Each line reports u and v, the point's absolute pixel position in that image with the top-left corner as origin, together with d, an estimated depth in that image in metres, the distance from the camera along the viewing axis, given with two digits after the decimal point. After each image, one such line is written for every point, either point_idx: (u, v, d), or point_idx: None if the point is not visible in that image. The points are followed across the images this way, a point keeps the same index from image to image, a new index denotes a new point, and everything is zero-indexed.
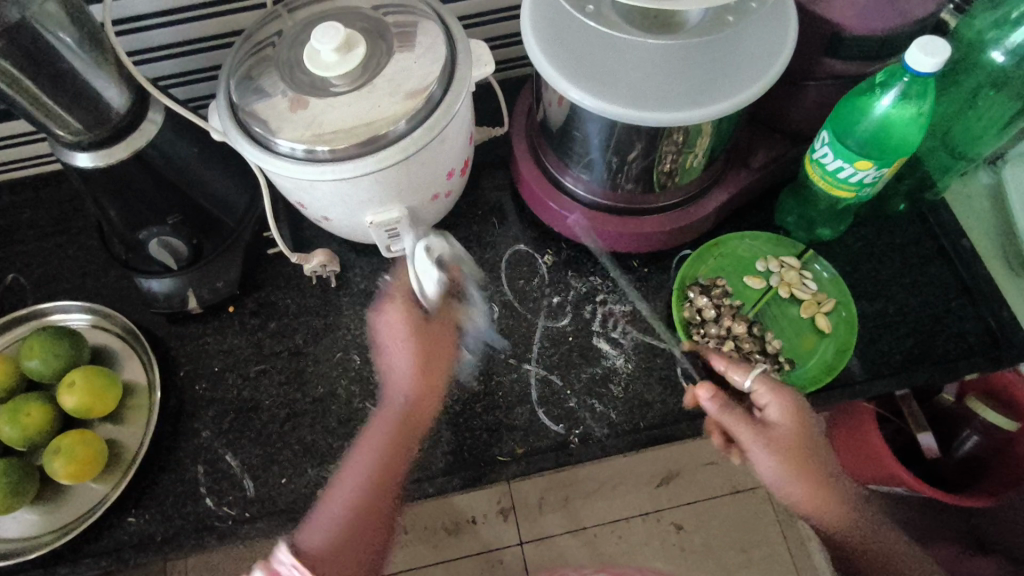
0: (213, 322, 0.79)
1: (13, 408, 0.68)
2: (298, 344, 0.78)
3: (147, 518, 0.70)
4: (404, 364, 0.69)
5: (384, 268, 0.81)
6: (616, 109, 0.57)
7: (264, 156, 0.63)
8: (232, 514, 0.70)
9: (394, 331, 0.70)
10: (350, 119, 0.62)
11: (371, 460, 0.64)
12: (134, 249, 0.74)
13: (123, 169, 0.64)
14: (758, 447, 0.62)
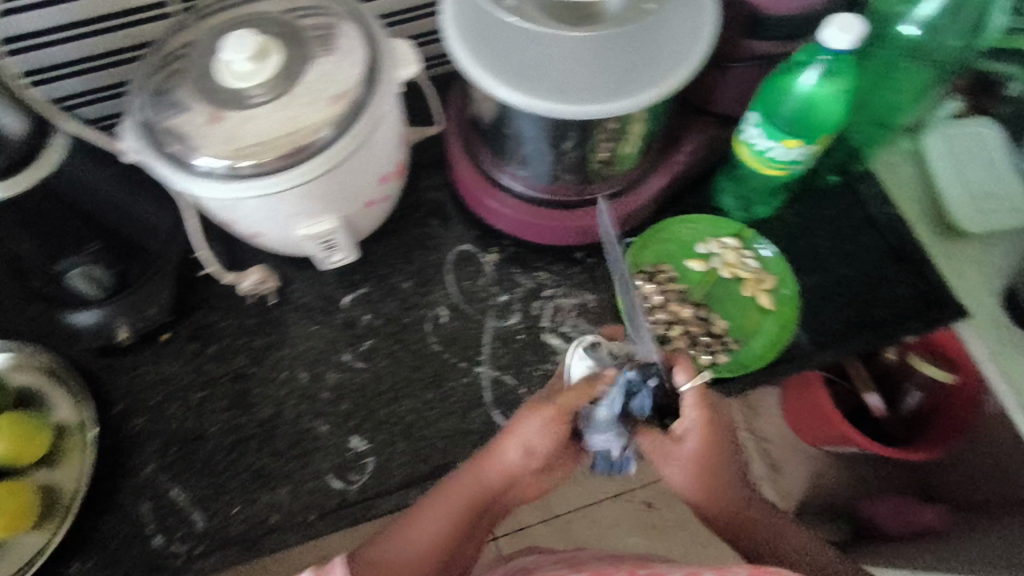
0: (148, 351, 0.75)
1: None
2: (241, 366, 0.75)
3: (91, 564, 0.67)
4: (511, 449, 0.57)
5: (325, 280, 0.79)
6: (544, 104, 0.57)
7: (182, 175, 0.60)
8: (183, 550, 0.68)
9: (559, 424, 0.55)
10: (272, 130, 0.60)
11: (434, 532, 0.59)
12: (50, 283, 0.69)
13: (27, 203, 0.60)
14: (671, 463, 0.60)
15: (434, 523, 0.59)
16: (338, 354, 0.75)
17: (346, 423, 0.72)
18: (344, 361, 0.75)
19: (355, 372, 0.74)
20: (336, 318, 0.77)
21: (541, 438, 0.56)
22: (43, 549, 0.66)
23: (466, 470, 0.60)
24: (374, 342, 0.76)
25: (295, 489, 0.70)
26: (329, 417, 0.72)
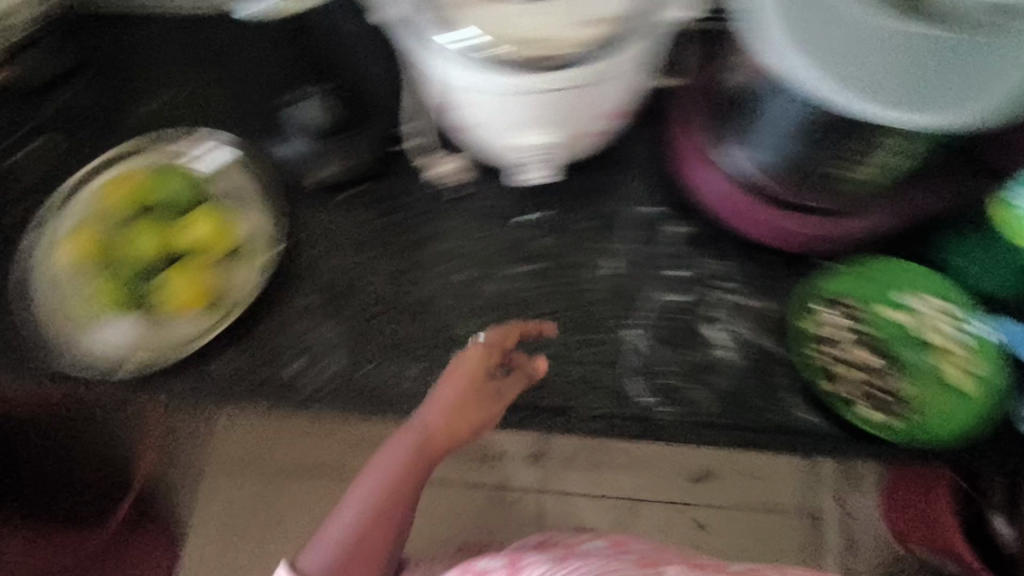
0: (333, 198, 0.79)
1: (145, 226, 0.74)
2: (410, 243, 0.78)
3: (229, 368, 0.73)
4: (416, 422, 0.69)
5: (510, 192, 0.79)
6: (819, 83, 0.53)
7: (432, 45, 0.62)
8: (313, 385, 0.73)
9: (460, 395, 0.68)
10: (529, 33, 0.60)
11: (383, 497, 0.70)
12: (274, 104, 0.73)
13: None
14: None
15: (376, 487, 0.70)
16: (500, 266, 0.76)
17: (488, 332, 0.74)
18: (504, 274, 0.76)
19: (505, 288, 0.75)
20: (509, 232, 0.77)
21: (449, 394, 0.68)
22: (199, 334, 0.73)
23: (395, 443, 0.70)
24: (538, 267, 0.76)
25: (424, 371, 0.73)
26: (475, 319, 0.74)
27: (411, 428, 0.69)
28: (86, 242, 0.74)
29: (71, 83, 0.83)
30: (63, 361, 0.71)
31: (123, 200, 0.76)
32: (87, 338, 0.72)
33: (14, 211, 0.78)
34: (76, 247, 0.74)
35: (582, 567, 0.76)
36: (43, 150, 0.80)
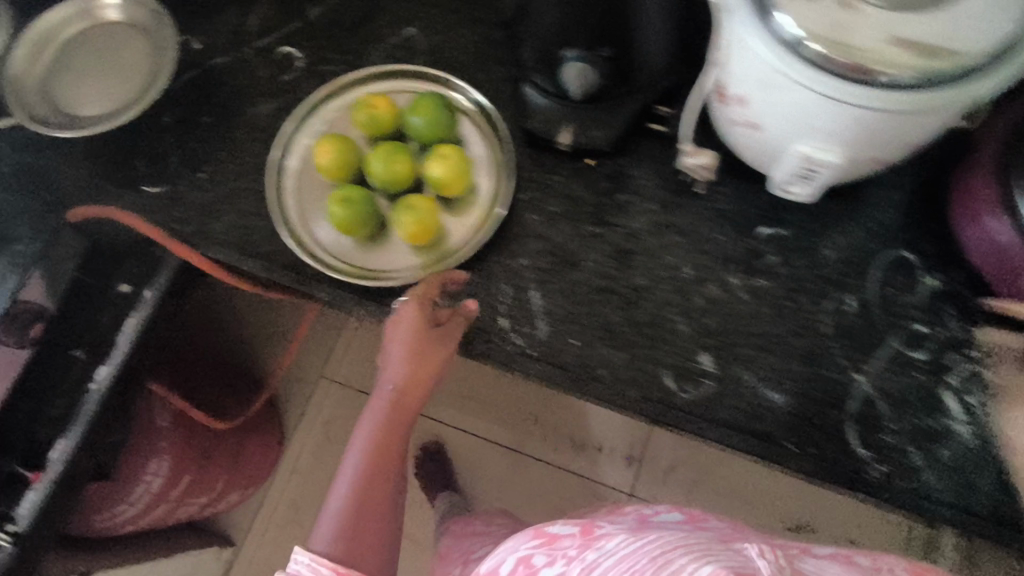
0: (570, 164, 0.79)
1: (390, 151, 0.74)
2: (637, 228, 0.76)
3: (447, 305, 0.74)
4: (387, 375, 0.74)
5: (753, 199, 0.75)
6: None
7: (754, 34, 0.58)
8: (519, 346, 0.72)
9: (419, 339, 0.71)
10: (869, 39, 0.54)
11: (372, 456, 0.73)
12: (543, 61, 0.73)
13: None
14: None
15: (372, 446, 0.73)
16: (728, 274, 0.73)
17: (705, 338, 0.70)
18: (731, 283, 0.72)
19: (736, 299, 0.72)
20: (744, 241, 0.74)
21: (404, 335, 0.71)
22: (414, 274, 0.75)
23: (377, 408, 0.74)
24: (768, 285, 0.72)
25: (631, 359, 0.71)
26: (693, 321, 0.71)
27: (390, 388, 0.74)
28: (337, 148, 0.74)
29: (354, 9, 0.88)
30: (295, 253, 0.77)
31: (385, 125, 0.77)
32: (320, 238, 0.77)
33: (283, 111, 0.84)
34: (326, 150, 0.74)
35: (663, 539, 0.50)
36: (316, 62, 0.86)
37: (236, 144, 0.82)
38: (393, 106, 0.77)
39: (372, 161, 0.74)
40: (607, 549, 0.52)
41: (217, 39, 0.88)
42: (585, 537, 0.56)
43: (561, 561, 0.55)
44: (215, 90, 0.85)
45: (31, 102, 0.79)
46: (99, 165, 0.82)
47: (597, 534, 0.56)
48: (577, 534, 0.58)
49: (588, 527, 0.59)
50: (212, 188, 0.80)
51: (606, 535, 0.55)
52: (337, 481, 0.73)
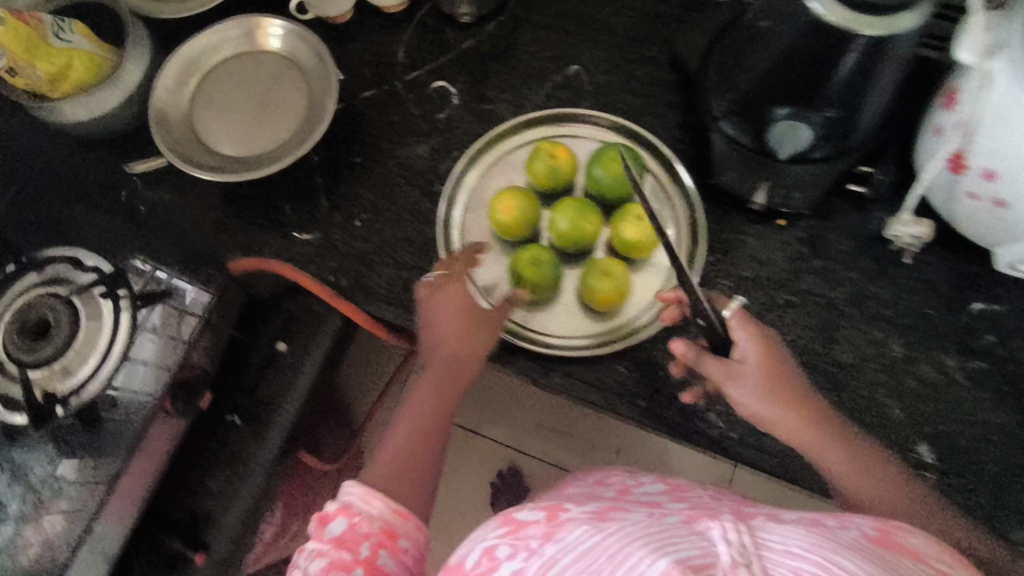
0: (761, 226, 0.74)
1: (579, 209, 0.68)
2: (839, 298, 0.71)
3: (634, 376, 0.69)
4: (429, 342, 0.66)
5: (964, 271, 0.70)
6: None
7: None
8: (722, 428, 0.68)
9: (448, 291, 0.66)
10: None
11: (421, 421, 0.64)
12: (746, 118, 0.68)
13: (845, 37, 0.58)
14: (762, 400, 0.56)
15: (420, 416, 0.64)
16: (941, 353, 0.68)
17: (920, 425, 0.66)
18: (944, 363, 0.68)
19: (951, 382, 0.67)
20: (956, 318, 0.69)
21: (447, 302, 0.66)
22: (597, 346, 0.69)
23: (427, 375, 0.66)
24: (985, 367, 0.68)
25: None
26: (906, 404, 0.67)
27: (436, 358, 0.66)
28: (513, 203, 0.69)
29: (510, 41, 0.82)
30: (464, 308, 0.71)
31: (563, 178, 0.72)
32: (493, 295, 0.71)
33: (439, 152, 0.77)
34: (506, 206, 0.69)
35: (625, 530, 0.39)
36: (473, 99, 0.79)
37: (392, 189, 0.76)
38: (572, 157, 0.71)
39: (557, 218, 0.69)
40: (565, 543, 0.39)
41: (364, 72, 0.81)
42: (550, 524, 0.41)
43: (524, 555, 0.40)
44: (365, 128, 0.79)
45: (179, 139, 0.72)
46: (246, 210, 0.76)
47: (564, 518, 0.42)
48: (543, 519, 0.42)
49: (556, 509, 0.43)
50: (370, 238, 0.74)
51: (572, 521, 0.41)
52: (384, 443, 0.63)
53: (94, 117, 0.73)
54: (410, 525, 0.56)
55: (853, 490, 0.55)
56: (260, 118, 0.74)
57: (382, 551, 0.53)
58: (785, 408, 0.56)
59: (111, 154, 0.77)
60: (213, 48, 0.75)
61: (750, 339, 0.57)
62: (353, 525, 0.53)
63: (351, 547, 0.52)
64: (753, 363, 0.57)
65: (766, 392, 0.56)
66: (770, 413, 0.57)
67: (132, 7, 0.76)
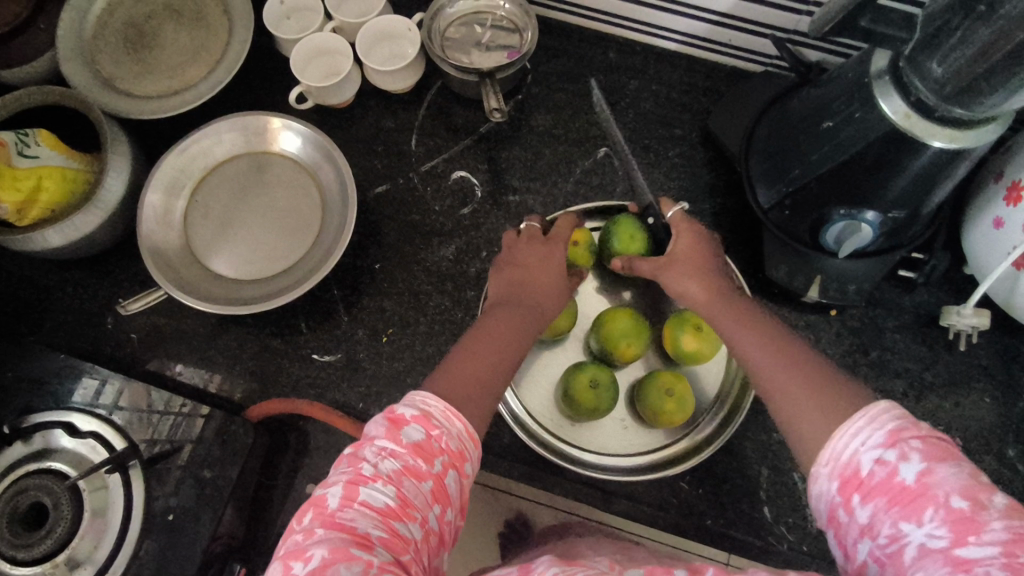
0: (812, 316, 0.70)
1: (621, 324, 0.61)
2: (896, 391, 0.68)
3: (700, 494, 0.64)
4: (514, 280, 0.56)
5: (1017, 355, 0.68)
6: None
7: None
8: (789, 539, 0.63)
9: (551, 247, 0.58)
10: None
11: (492, 356, 0.50)
12: (798, 214, 0.65)
13: (916, 147, 0.54)
14: (687, 278, 0.55)
15: (491, 348, 0.50)
16: (1003, 444, 0.66)
17: None
18: (1007, 456, 0.66)
19: (1016, 476, 0.65)
20: (1014, 405, 0.67)
21: (527, 244, 0.59)
22: (650, 469, 0.63)
23: (503, 308, 0.54)
24: None
25: None
26: None
27: (514, 294, 0.55)
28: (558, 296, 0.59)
29: (531, 122, 0.76)
30: (512, 425, 0.64)
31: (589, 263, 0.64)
32: (538, 414, 0.65)
33: (466, 253, 0.71)
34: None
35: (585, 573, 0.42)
36: (497, 190, 0.74)
37: (419, 298, 0.70)
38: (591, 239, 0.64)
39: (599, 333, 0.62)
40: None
41: (375, 164, 0.75)
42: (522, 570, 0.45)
43: None
44: (382, 228, 0.72)
45: (180, 272, 0.64)
46: (260, 334, 0.68)
47: (537, 563, 0.45)
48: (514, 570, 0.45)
49: (530, 562, 0.46)
50: (400, 355, 0.68)
51: (544, 561, 0.45)
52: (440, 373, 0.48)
53: (68, 242, 0.63)
54: (478, 453, 0.44)
55: (766, 379, 0.46)
56: (269, 233, 0.67)
57: (454, 473, 0.41)
58: (717, 299, 0.53)
59: (91, 277, 0.69)
60: (204, 158, 0.68)
61: (680, 235, 0.58)
62: (430, 436, 0.41)
63: (428, 457, 0.40)
64: (681, 251, 0.56)
65: (701, 283, 0.54)
66: (688, 291, 0.54)
67: (108, 109, 0.67)
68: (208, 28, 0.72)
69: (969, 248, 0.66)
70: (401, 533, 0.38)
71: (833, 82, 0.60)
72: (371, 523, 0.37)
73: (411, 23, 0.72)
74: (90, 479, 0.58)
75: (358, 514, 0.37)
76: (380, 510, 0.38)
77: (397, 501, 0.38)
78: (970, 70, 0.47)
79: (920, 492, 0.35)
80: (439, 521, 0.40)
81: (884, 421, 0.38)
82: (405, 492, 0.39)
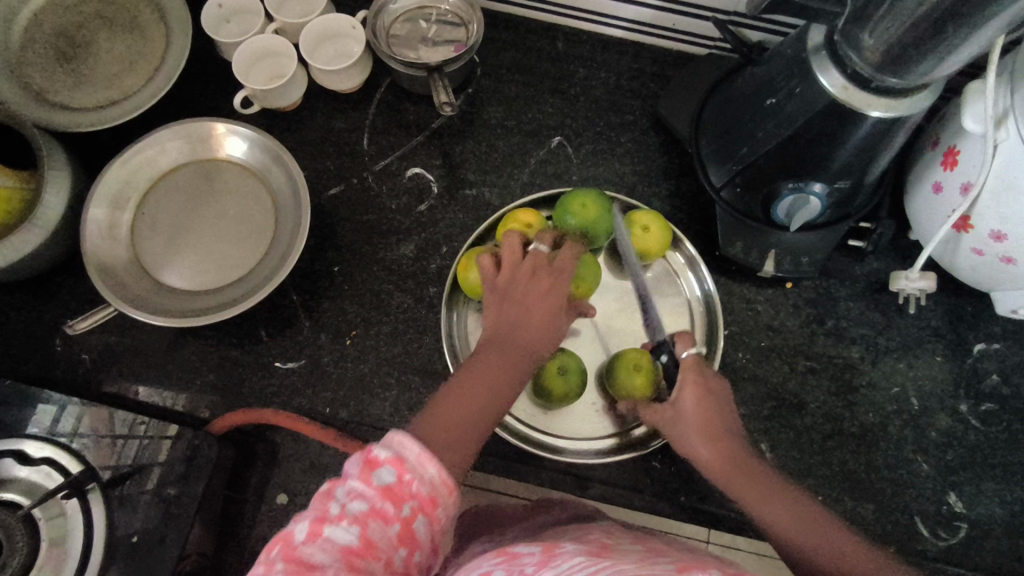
0: (770, 290, 0.72)
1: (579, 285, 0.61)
2: (853, 357, 0.70)
3: (672, 471, 0.65)
4: (513, 320, 0.52)
5: (962, 313, 0.71)
6: None
7: None
8: None
9: (554, 280, 0.53)
10: None
11: (483, 394, 0.48)
12: (748, 190, 0.66)
13: (855, 119, 0.56)
14: (689, 440, 0.51)
15: (488, 381, 0.49)
16: (955, 400, 0.68)
17: (948, 476, 0.66)
18: (960, 410, 0.68)
19: (969, 429, 0.67)
20: (961, 361, 0.70)
21: (534, 278, 0.54)
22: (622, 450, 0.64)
23: (498, 344, 0.51)
24: (996, 408, 0.68)
25: (880, 509, 0.65)
26: (932, 459, 0.67)
27: (513, 335, 0.51)
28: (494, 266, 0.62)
29: (484, 116, 0.76)
30: None
31: None
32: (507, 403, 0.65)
33: (426, 250, 0.71)
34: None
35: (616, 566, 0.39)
36: (453, 184, 0.73)
37: (381, 298, 0.69)
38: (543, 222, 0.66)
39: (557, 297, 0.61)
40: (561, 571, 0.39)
41: (328, 166, 0.73)
42: (548, 555, 0.42)
43: None
44: (338, 229, 0.71)
45: (129, 286, 0.62)
46: (220, 344, 0.67)
47: (562, 552, 0.42)
48: (538, 554, 0.42)
49: (553, 544, 0.44)
50: (365, 357, 0.67)
51: (569, 553, 0.42)
52: (433, 406, 0.47)
53: (8, 265, 0.61)
54: (454, 501, 0.39)
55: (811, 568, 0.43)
56: (222, 241, 0.66)
57: (423, 520, 0.37)
58: (728, 464, 0.49)
59: (36, 299, 0.67)
60: (148, 168, 0.66)
61: (684, 387, 0.52)
62: (403, 479, 0.38)
63: (397, 501, 0.37)
64: (690, 411, 0.51)
65: (709, 444, 0.50)
66: (701, 456, 0.50)
67: (44, 125, 0.65)
68: (144, 34, 0.70)
69: (913, 213, 0.69)
70: (360, 574, 0.36)
71: (773, 60, 0.62)
72: (331, 560, 0.36)
73: (355, 21, 0.71)
74: (47, 507, 0.55)
75: (318, 550, 0.36)
76: (342, 551, 0.36)
77: (359, 541, 0.36)
78: (903, 39, 0.49)
79: None
80: (408, 564, 0.37)
81: None
82: (369, 533, 0.37)
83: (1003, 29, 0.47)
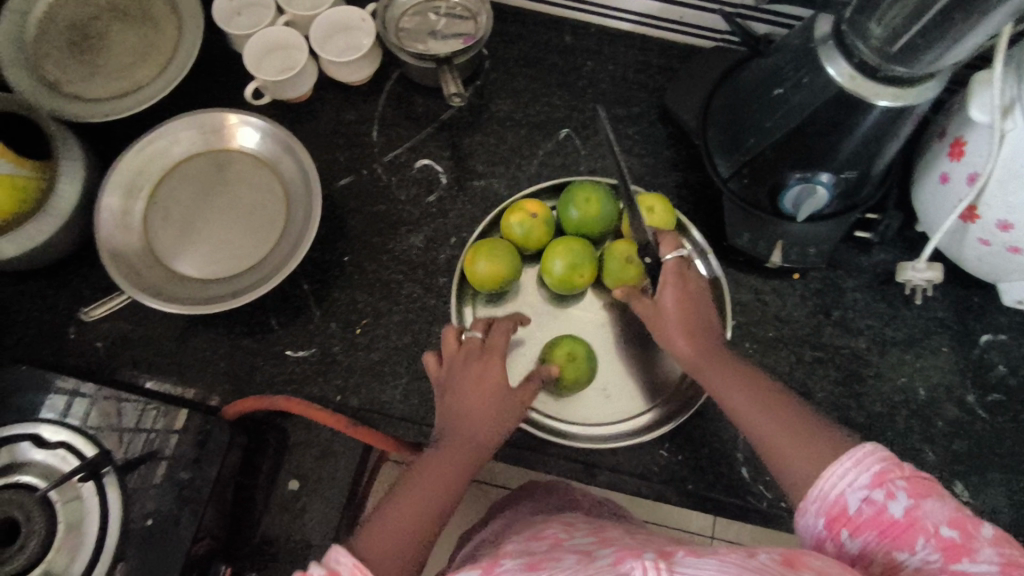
0: (777, 280, 0.72)
1: (577, 257, 0.64)
2: (860, 347, 0.70)
3: (680, 459, 0.65)
4: (450, 411, 0.54)
5: (969, 304, 0.71)
6: None
7: None
8: (768, 497, 0.64)
9: (485, 364, 0.55)
10: None
11: (423, 497, 0.51)
12: (756, 180, 0.67)
13: (863, 108, 0.56)
14: (667, 333, 0.58)
15: (427, 488, 0.51)
16: (962, 390, 0.69)
17: (955, 466, 0.66)
18: (967, 401, 0.68)
19: (976, 420, 0.68)
20: (968, 352, 0.70)
21: (467, 372, 0.55)
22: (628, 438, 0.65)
23: (438, 443, 0.53)
24: (1003, 398, 0.68)
25: None
26: (939, 449, 0.67)
27: (453, 430, 0.53)
28: (496, 259, 0.64)
29: (492, 108, 0.77)
30: None
31: (545, 234, 0.67)
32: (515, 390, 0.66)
33: (435, 240, 0.71)
34: (494, 280, 0.64)
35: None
36: (462, 176, 0.74)
37: (391, 288, 0.69)
38: (547, 212, 0.67)
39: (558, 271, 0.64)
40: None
41: (338, 157, 0.74)
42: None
43: None
44: (348, 220, 0.72)
45: (142, 274, 0.63)
46: (231, 333, 0.67)
47: None
48: None
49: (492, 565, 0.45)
50: (375, 346, 0.67)
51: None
52: (380, 511, 0.50)
53: (23, 253, 0.62)
54: None
55: (764, 437, 0.51)
56: (233, 231, 0.66)
57: None
58: (702, 354, 0.56)
59: (51, 287, 0.67)
60: (161, 158, 0.66)
61: (665, 286, 0.58)
62: None
63: None
64: (669, 308, 0.57)
65: (690, 339, 0.56)
66: (682, 353, 0.56)
67: (60, 115, 0.66)
68: (157, 26, 0.71)
69: (919, 204, 0.69)
70: None
71: (781, 51, 0.62)
72: None
73: (365, 14, 0.72)
74: (63, 490, 0.56)
75: None
76: None
77: None
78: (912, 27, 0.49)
79: (909, 525, 0.42)
80: None
81: (868, 464, 0.44)
82: None
83: (1010, 18, 0.47)
